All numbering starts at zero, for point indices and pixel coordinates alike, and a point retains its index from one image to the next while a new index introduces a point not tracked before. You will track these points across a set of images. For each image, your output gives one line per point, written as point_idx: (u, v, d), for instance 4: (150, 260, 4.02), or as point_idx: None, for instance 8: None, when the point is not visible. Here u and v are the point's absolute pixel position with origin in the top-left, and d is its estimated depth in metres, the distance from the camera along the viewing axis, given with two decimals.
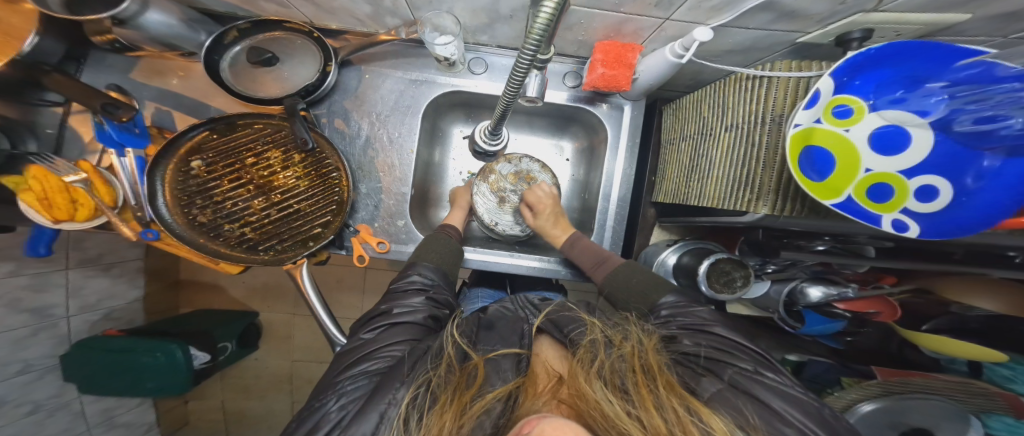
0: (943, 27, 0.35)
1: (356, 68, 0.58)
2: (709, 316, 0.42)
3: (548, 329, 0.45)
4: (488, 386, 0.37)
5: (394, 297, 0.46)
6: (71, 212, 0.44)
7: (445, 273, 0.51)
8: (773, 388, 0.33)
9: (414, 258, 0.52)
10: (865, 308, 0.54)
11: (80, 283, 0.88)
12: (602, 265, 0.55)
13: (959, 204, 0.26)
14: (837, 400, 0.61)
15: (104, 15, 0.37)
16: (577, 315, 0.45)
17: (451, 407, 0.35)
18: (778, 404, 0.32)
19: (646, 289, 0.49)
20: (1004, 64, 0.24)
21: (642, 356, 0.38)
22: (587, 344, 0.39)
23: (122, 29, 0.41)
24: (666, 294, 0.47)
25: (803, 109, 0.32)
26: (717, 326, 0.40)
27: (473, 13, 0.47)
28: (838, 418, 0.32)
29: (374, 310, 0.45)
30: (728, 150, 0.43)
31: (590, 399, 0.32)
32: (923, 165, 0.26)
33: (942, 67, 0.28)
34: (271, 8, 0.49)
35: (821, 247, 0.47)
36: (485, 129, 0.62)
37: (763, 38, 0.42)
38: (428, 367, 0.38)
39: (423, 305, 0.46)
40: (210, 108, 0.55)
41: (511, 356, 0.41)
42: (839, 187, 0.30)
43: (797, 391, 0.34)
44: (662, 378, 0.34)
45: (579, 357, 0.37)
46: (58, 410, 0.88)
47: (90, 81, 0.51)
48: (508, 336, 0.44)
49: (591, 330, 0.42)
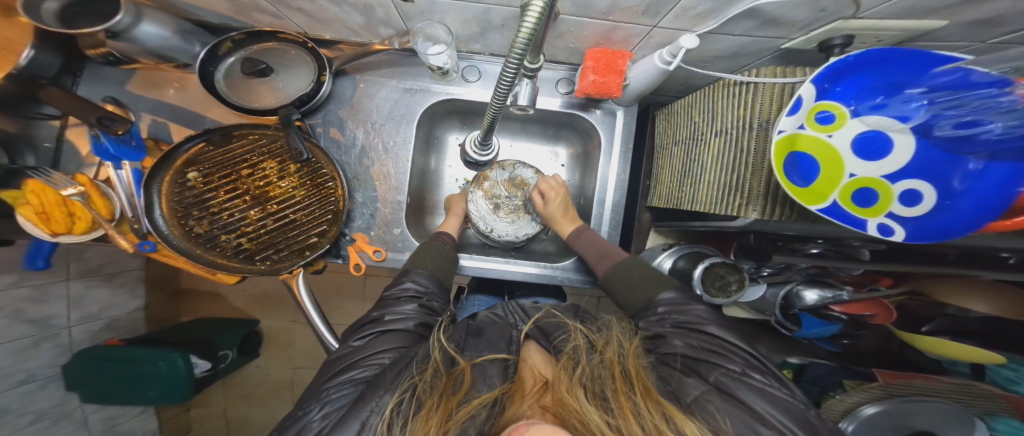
0: (922, 33, 0.35)
1: (350, 78, 0.59)
2: (704, 315, 0.43)
3: (535, 336, 0.46)
4: (473, 393, 0.37)
5: (386, 304, 0.47)
6: (70, 226, 0.45)
7: (439, 280, 0.52)
8: (758, 390, 0.35)
9: (408, 264, 0.52)
10: (861, 310, 0.54)
11: (81, 293, 0.88)
12: (603, 259, 0.55)
13: (943, 208, 0.26)
14: (838, 402, 0.62)
15: (97, 27, 0.38)
16: (562, 321, 0.48)
17: (436, 413, 0.35)
18: (761, 406, 0.33)
19: (647, 282, 0.49)
20: (981, 70, 0.24)
21: (622, 361, 0.38)
22: (570, 352, 0.41)
23: (115, 41, 0.42)
24: (667, 289, 0.48)
25: (786, 115, 0.32)
26: (710, 326, 0.42)
27: (466, 23, 0.48)
28: (822, 419, 0.34)
29: (365, 317, 0.46)
30: (718, 155, 0.43)
31: (571, 408, 0.33)
32: (907, 170, 0.27)
33: (920, 74, 0.28)
34: (265, 19, 0.50)
35: (815, 250, 0.47)
36: (474, 139, 0.62)
37: (749, 44, 0.43)
38: (414, 372, 0.38)
39: (416, 312, 0.46)
40: (205, 119, 0.56)
41: (497, 362, 0.40)
42: (824, 192, 0.30)
43: (782, 392, 0.35)
44: (639, 384, 0.35)
45: (562, 363, 0.39)
46: (60, 418, 0.88)
47: (85, 93, 0.52)
48: (496, 342, 0.44)
49: (573, 335, 0.43)
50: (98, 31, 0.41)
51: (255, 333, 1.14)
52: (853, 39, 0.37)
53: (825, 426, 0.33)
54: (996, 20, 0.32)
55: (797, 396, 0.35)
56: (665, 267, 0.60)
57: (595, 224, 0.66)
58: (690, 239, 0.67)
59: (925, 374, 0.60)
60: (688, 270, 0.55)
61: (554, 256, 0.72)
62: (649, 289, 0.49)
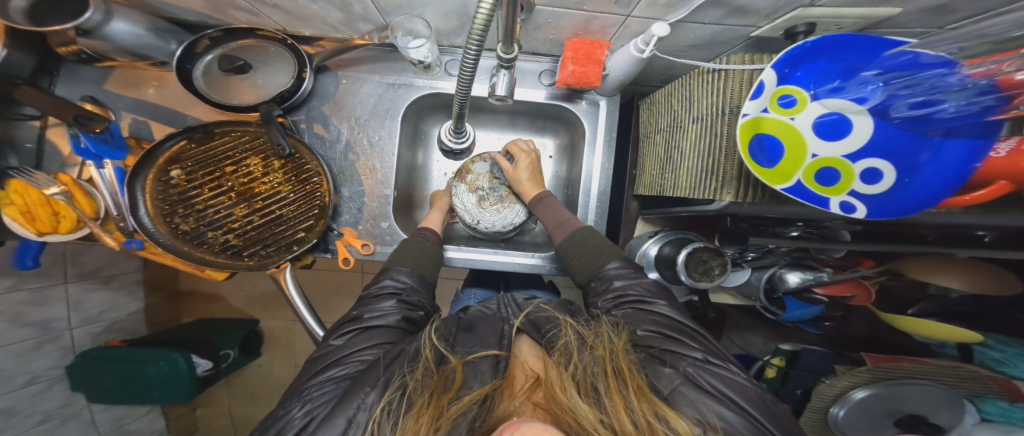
0: (878, 20, 0.36)
1: (332, 74, 0.60)
2: (654, 294, 0.46)
3: (527, 329, 0.45)
4: (466, 389, 0.38)
5: (366, 302, 0.47)
6: (54, 224, 0.46)
7: (421, 276, 0.52)
8: (722, 377, 0.37)
9: (388, 264, 0.52)
10: (842, 292, 0.55)
11: (79, 296, 0.89)
12: (557, 227, 0.56)
13: (903, 185, 0.26)
14: (828, 387, 0.65)
15: (68, 25, 0.39)
16: (552, 315, 0.47)
17: (428, 411, 0.35)
18: (723, 390, 0.36)
19: (598, 251, 0.52)
20: (930, 53, 0.26)
21: (613, 358, 0.38)
22: (561, 348, 0.40)
23: (87, 39, 0.43)
24: (615, 259, 0.51)
25: (750, 99, 0.33)
26: (659, 305, 0.45)
27: (445, 17, 0.48)
28: (775, 401, 0.37)
29: (346, 315, 0.46)
30: (696, 140, 0.44)
31: (562, 404, 0.34)
32: (867, 149, 0.27)
33: (875, 58, 0.29)
34: (242, 16, 0.51)
35: (795, 233, 0.49)
36: (449, 127, 0.62)
37: (721, 33, 0.43)
38: (404, 369, 0.39)
39: (394, 308, 0.47)
40: (188, 117, 0.57)
41: (489, 358, 0.41)
42: (790, 172, 0.31)
43: (743, 379, 0.37)
44: (633, 382, 0.35)
45: (555, 360, 0.38)
46: (67, 419, 0.90)
47: (64, 93, 0.53)
48: (487, 337, 0.45)
49: (565, 330, 0.43)
50: (71, 29, 0.41)
51: (255, 333, 1.15)
52: (815, 27, 0.37)
53: (778, 408, 0.36)
54: (945, 7, 0.33)
55: (753, 380, 0.38)
56: (651, 253, 0.60)
57: (581, 212, 0.67)
58: (676, 225, 0.67)
59: (911, 357, 0.62)
60: (672, 256, 0.55)
61: (543, 245, 0.73)
62: (603, 257, 0.51)
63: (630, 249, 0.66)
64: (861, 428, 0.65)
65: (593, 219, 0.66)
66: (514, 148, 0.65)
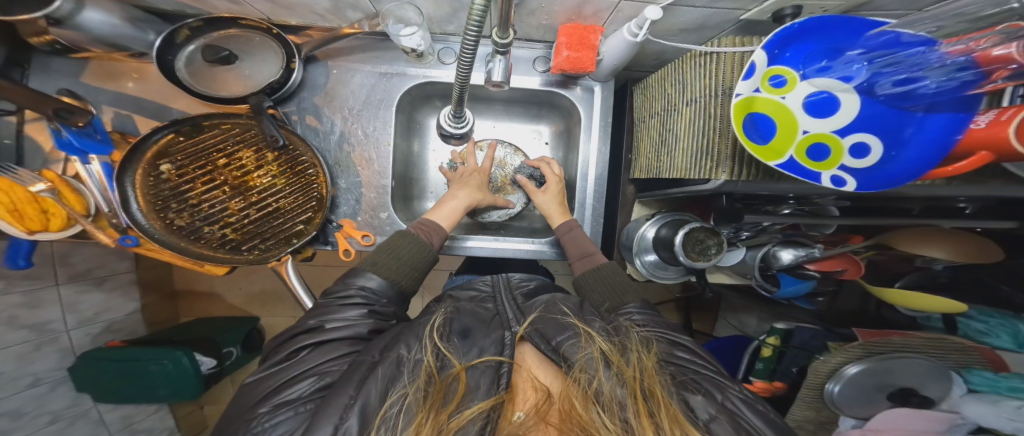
0: (859, 3, 0.38)
1: (322, 64, 0.59)
2: (690, 344, 0.45)
3: (533, 338, 0.42)
4: (469, 400, 0.34)
5: (327, 310, 0.44)
6: (45, 222, 0.47)
7: (397, 288, 0.50)
8: (761, 413, 0.35)
9: (361, 264, 0.50)
10: (831, 267, 0.57)
11: (74, 298, 0.88)
12: (585, 258, 0.59)
13: (890, 159, 0.28)
14: (822, 364, 0.62)
15: (37, 14, 0.38)
16: (569, 321, 0.42)
17: (428, 424, 0.32)
18: (760, 426, 0.34)
19: (622, 288, 0.53)
20: (908, 31, 0.26)
21: (642, 379, 0.36)
22: (582, 363, 0.37)
23: (59, 28, 0.42)
24: (633, 299, 0.52)
25: (742, 80, 0.33)
26: (682, 336, 0.46)
27: (436, 3, 0.48)
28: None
29: (301, 325, 0.43)
30: (690, 122, 0.44)
31: (583, 417, 0.32)
32: (853, 125, 0.28)
33: (855, 38, 0.30)
34: (224, 6, 0.49)
35: (786, 210, 0.51)
36: (449, 112, 0.61)
37: (711, 16, 0.43)
38: (405, 382, 0.36)
39: (361, 318, 0.44)
40: (173, 111, 0.56)
41: (491, 368, 0.37)
42: (781, 149, 0.32)
43: (770, 413, 0.37)
44: (664, 408, 0.33)
45: (573, 378, 0.35)
46: (77, 419, 0.90)
47: (39, 86, 0.52)
48: (486, 346, 0.40)
49: (584, 343, 0.39)
50: (44, 19, 0.40)
51: (258, 330, 1.15)
52: (802, 9, 0.39)
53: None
54: None
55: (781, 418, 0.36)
56: (649, 236, 0.61)
57: (578, 199, 0.67)
58: (670, 207, 0.68)
59: (899, 331, 0.64)
60: (670, 237, 0.55)
61: (542, 230, 0.74)
62: (626, 295, 0.53)
63: (627, 233, 0.67)
64: (858, 402, 0.64)
65: (591, 203, 0.67)
66: (547, 171, 0.67)
